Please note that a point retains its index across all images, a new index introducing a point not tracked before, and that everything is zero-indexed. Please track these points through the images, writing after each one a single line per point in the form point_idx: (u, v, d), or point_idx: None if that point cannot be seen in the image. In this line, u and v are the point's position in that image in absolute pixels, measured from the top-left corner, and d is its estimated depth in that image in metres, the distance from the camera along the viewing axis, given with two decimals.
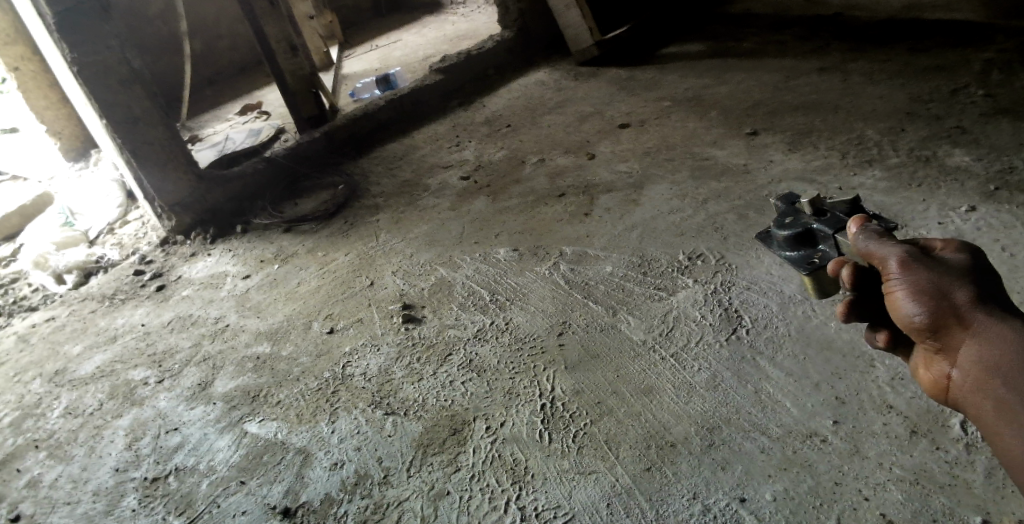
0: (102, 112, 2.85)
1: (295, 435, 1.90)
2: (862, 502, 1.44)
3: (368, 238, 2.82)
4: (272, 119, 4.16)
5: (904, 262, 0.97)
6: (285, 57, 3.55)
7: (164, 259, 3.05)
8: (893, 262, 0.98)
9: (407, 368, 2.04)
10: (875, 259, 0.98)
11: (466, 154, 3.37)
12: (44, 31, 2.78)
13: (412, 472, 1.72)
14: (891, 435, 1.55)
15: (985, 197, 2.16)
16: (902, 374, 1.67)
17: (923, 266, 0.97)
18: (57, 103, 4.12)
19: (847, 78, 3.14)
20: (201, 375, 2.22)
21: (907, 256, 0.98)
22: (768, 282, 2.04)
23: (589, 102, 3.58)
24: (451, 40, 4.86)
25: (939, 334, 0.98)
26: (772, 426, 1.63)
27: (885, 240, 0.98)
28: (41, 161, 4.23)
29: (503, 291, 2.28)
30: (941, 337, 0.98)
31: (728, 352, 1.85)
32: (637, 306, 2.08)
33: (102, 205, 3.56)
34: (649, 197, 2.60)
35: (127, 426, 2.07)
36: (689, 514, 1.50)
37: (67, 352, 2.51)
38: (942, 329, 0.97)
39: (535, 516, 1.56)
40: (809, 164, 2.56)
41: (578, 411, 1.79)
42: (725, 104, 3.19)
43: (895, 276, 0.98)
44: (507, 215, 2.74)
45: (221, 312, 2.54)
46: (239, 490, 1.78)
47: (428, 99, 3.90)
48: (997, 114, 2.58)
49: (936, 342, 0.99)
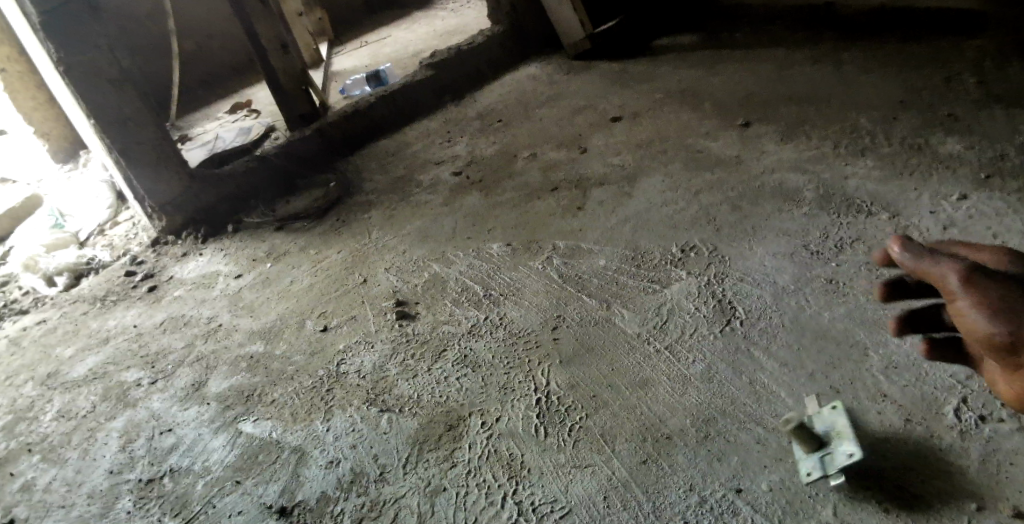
0: (90, 112, 2.82)
1: (290, 435, 1.89)
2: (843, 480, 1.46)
3: (361, 235, 2.80)
4: (262, 117, 4.14)
5: (964, 279, 1.00)
6: (277, 55, 3.51)
7: (155, 259, 3.03)
8: (953, 280, 1.01)
9: (402, 364, 2.04)
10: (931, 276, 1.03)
11: (458, 149, 3.36)
12: (31, 32, 2.75)
13: (409, 470, 1.71)
14: (886, 423, 1.56)
15: (977, 185, 2.17)
16: (895, 362, 1.68)
17: (979, 283, 0.99)
18: (45, 104, 4.08)
19: (840, 68, 3.14)
20: (194, 375, 2.20)
21: (967, 273, 1.01)
22: (762, 273, 2.05)
23: (582, 96, 3.58)
24: (442, 35, 4.84)
25: (1013, 351, 0.97)
26: (768, 417, 1.63)
27: (939, 260, 1.03)
28: (30, 163, 4.20)
29: (497, 286, 2.28)
30: (1016, 354, 0.97)
31: (722, 343, 1.85)
32: (631, 299, 2.07)
33: (93, 206, 3.53)
34: (642, 190, 2.60)
35: (120, 428, 2.06)
36: (685, 506, 1.50)
37: (59, 355, 2.49)
38: (1012, 345, 0.97)
39: (532, 511, 1.56)
40: (802, 154, 2.56)
41: (573, 405, 1.78)
42: (718, 95, 3.19)
43: (954, 291, 1.01)
44: (501, 210, 2.73)
45: (214, 312, 2.52)
46: (234, 490, 1.77)
47: (421, 94, 3.87)
48: (989, 102, 2.59)
49: (1013, 359, 0.98)
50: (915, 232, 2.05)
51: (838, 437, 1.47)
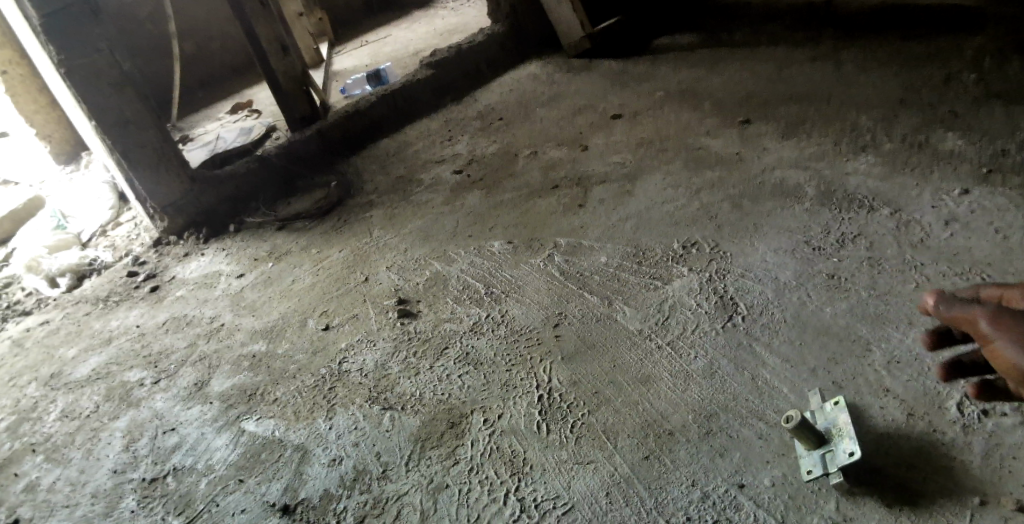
0: (91, 114, 2.83)
1: (293, 433, 1.89)
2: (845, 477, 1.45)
3: (362, 235, 2.81)
4: (263, 117, 4.14)
5: (994, 319, 1.00)
6: (278, 58, 3.51)
7: (157, 260, 3.04)
8: (983, 322, 1.01)
9: (404, 362, 2.04)
10: (963, 320, 1.04)
11: (459, 149, 3.36)
12: (31, 34, 2.76)
13: (411, 467, 1.71)
14: (888, 418, 1.56)
15: (979, 181, 2.17)
16: (897, 357, 1.68)
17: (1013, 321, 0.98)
18: (47, 106, 4.09)
19: (840, 66, 3.14)
20: (197, 375, 2.21)
21: (998, 314, 1.01)
22: (763, 269, 2.05)
23: (582, 95, 3.58)
24: (442, 34, 4.85)
25: None
26: (770, 412, 1.63)
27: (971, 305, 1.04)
28: (33, 165, 4.21)
29: (499, 284, 2.28)
30: None
31: (724, 338, 1.85)
32: (633, 296, 2.07)
33: (95, 207, 3.54)
34: (643, 188, 2.60)
35: (123, 428, 2.06)
36: (687, 502, 1.50)
37: (62, 355, 2.50)
38: None
39: (534, 507, 1.56)
40: (802, 151, 2.56)
41: (575, 401, 1.78)
42: (718, 94, 3.19)
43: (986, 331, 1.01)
44: (502, 208, 2.73)
45: (217, 312, 2.53)
46: (237, 488, 1.77)
47: (422, 94, 3.87)
48: (989, 99, 2.59)
49: None
50: (916, 228, 2.05)
51: (839, 434, 1.47)
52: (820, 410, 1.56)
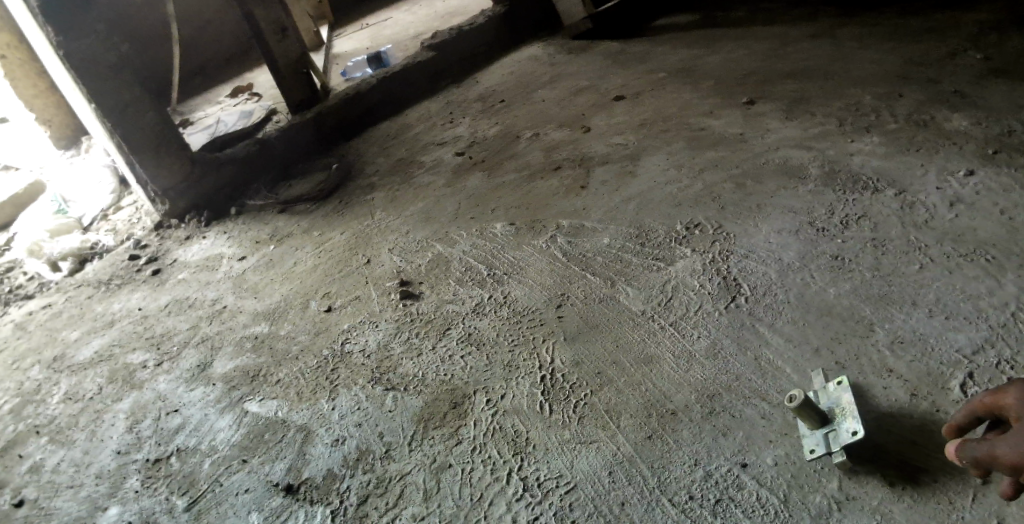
0: (89, 97, 2.81)
1: (296, 414, 1.89)
2: (848, 455, 1.44)
3: (363, 217, 2.80)
4: (263, 100, 4.11)
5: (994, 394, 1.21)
6: (275, 40, 3.48)
7: (159, 243, 3.04)
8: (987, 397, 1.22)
9: (406, 343, 2.04)
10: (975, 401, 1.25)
11: (460, 131, 3.34)
12: (28, 15, 2.74)
13: (414, 447, 1.72)
14: (892, 398, 1.56)
15: (983, 160, 2.15)
16: (901, 337, 1.68)
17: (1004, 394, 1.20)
18: (46, 91, 4.07)
19: (841, 44, 3.11)
20: (199, 357, 2.21)
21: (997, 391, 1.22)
22: (766, 250, 2.04)
23: (583, 76, 3.55)
24: (442, 16, 4.80)
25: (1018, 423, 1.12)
26: (773, 392, 1.63)
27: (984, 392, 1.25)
28: (33, 151, 4.19)
29: (501, 266, 2.27)
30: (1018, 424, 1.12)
31: (727, 319, 1.84)
32: (635, 277, 2.07)
33: (95, 191, 3.52)
34: (644, 169, 2.58)
35: (127, 409, 2.07)
36: (691, 481, 1.50)
37: (65, 338, 2.50)
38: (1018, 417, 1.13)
39: (538, 487, 1.56)
40: (806, 131, 2.54)
41: (578, 382, 1.78)
42: (718, 73, 3.16)
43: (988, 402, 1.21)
44: (503, 190, 2.72)
45: (218, 294, 2.53)
46: (241, 468, 1.78)
47: (421, 75, 3.84)
48: (993, 77, 2.56)
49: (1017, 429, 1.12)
50: (921, 208, 2.03)
51: (842, 414, 1.48)
52: (822, 390, 1.56)
